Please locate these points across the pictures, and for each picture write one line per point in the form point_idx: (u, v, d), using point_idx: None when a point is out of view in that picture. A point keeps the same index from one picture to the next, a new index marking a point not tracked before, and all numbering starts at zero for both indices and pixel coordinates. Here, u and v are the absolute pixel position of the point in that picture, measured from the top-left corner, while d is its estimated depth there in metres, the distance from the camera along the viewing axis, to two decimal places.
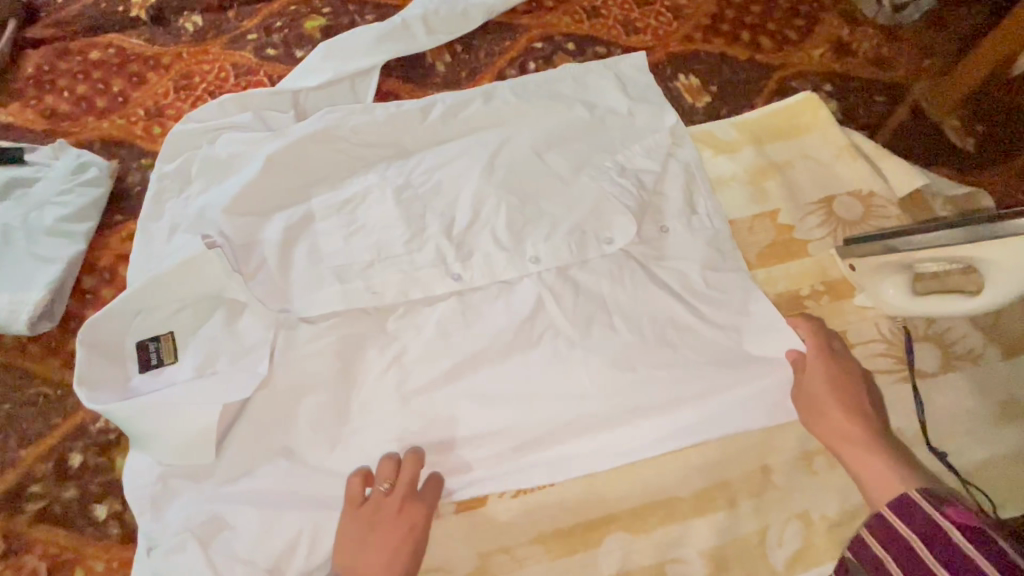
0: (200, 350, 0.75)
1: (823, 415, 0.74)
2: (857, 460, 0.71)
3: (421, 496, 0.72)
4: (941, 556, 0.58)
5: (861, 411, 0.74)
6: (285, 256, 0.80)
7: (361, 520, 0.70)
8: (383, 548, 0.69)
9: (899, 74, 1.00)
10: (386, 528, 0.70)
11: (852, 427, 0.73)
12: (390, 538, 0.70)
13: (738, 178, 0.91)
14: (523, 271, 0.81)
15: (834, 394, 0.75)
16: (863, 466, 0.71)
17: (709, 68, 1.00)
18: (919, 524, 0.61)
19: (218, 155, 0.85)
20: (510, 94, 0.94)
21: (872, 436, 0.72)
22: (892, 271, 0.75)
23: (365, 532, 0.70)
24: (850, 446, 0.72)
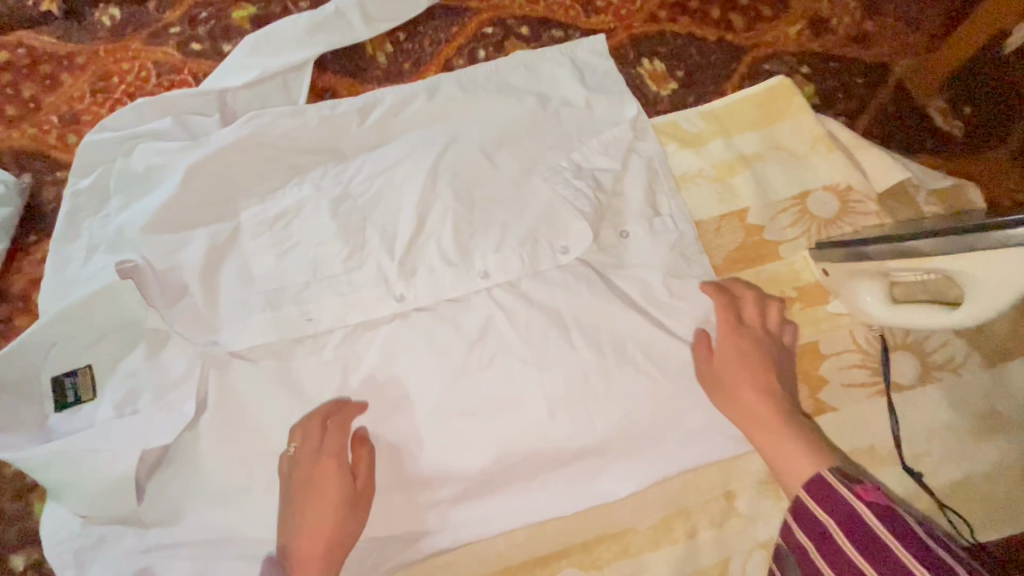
0: (121, 387, 0.69)
1: (732, 394, 0.69)
2: (769, 443, 0.66)
3: (325, 434, 0.67)
4: (861, 544, 0.53)
5: (772, 390, 0.69)
6: (210, 280, 0.74)
7: (287, 488, 0.66)
8: (325, 496, 0.65)
9: (881, 53, 0.92)
10: (314, 477, 0.66)
11: (762, 404, 0.68)
12: (323, 483, 0.66)
13: (704, 174, 0.84)
14: (470, 286, 0.75)
15: (745, 374, 0.69)
16: (775, 449, 0.66)
17: (674, 51, 0.91)
18: (839, 510, 0.56)
19: (136, 168, 0.78)
20: (457, 88, 0.87)
21: (784, 415, 0.67)
22: (868, 278, 0.69)
23: (296, 495, 0.66)
24: (761, 428, 0.67)
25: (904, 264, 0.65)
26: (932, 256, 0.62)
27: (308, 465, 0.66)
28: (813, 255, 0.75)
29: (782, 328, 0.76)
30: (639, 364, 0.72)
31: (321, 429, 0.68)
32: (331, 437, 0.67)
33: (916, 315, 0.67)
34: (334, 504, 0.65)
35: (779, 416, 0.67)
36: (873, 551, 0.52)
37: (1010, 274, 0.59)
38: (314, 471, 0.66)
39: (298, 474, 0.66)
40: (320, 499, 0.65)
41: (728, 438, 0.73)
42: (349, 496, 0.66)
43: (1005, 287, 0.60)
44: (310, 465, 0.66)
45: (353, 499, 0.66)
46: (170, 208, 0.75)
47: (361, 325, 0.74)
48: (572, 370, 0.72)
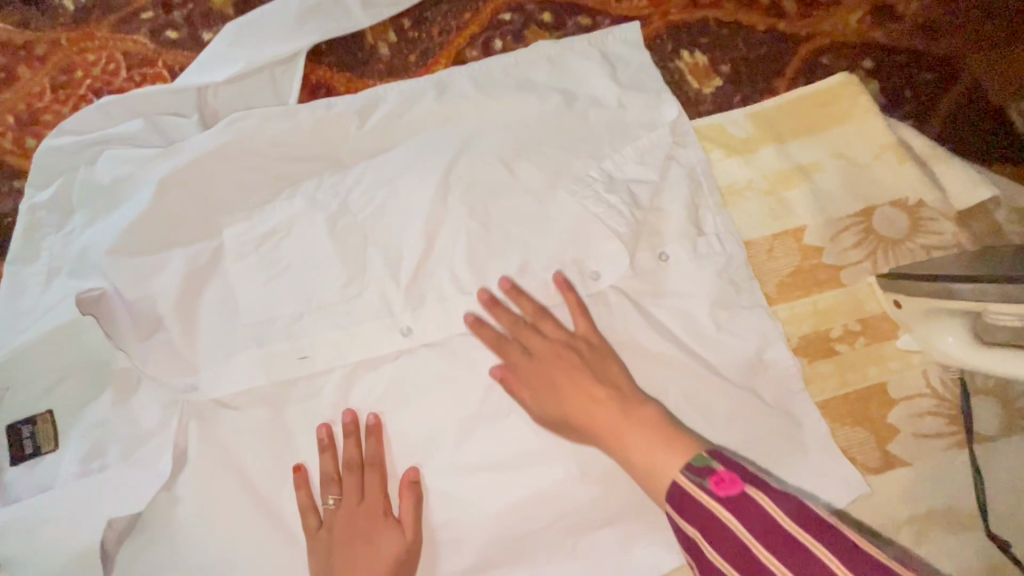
0: (85, 438, 0.60)
1: (553, 395, 0.59)
2: (619, 445, 0.53)
3: (369, 480, 0.60)
4: (734, 559, 0.40)
5: (576, 378, 0.59)
6: (189, 313, 0.65)
7: (326, 545, 0.58)
8: (373, 549, 0.57)
9: (954, 44, 0.80)
10: (359, 530, 0.58)
11: (588, 401, 0.57)
12: (368, 536, 0.58)
13: (754, 186, 0.73)
14: (488, 318, 0.66)
15: (556, 365, 0.60)
16: (627, 445, 0.52)
17: (719, 41, 0.80)
18: (698, 515, 0.42)
19: (101, 179, 0.68)
20: (470, 84, 0.75)
21: (612, 399, 0.56)
22: (951, 320, 0.61)
23: (338, 553, 0.57)
24: (600, 422, 0.55)
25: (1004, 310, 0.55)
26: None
27: (352, 516, 0.59)
28: (884, 283, 0.65)
29: (844, 367, 0.67)
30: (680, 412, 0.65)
31: (363, 475, 0.61)
32: (375, 483, 0.60)
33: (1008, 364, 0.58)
34: (384, 558, 0.57)
35: (612, 401, 0.56)
36: (743, 561, 0.40)
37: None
38: (360, 524, 0.58)
39: (340, 527, 0.58)
40: (367, 554, 0.57)
41: None
42: (400, 549, 0.58)
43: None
44: (354, 516, 0.59)
45: (403, 554, 0.58)
46: (139, 227, 0.65)
47: (363, 364, 0.65)
48: None
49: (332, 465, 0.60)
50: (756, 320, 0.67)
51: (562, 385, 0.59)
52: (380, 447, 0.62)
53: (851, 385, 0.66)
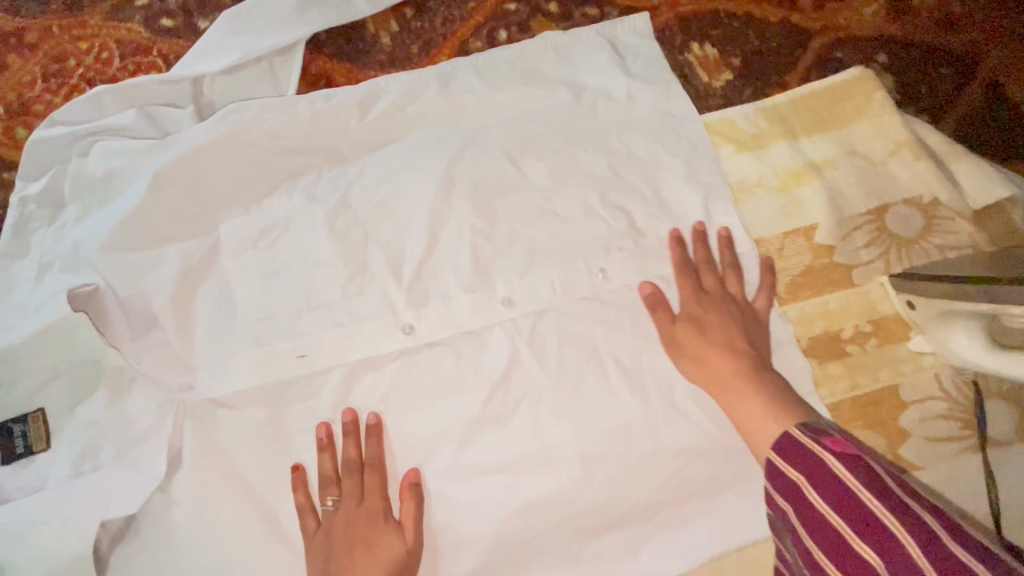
0: (78, 439, 0.58)
1: (700, 334, 0.61)
2: (737, 400, 0.57)
3: (369, 480, 0.59)
4: (831, 499, 0.44)
5: (736, 348, 0.60)
6: (185, 310, 0.63)
7: (324, 547, 0.57)
8: (373, 551, 0.56)
9: (971, 39, 0.78)
10: (360, 531, 0.57)
11: (722, 354, 0.60)
12: (369, 538, 0.57)
13: (765, 183, 0.71)
14: (492, 317, 0.64)
15: (709, 335, 0.61)
16: (739, 410, 0.56)
17: (730, 34, 0.78)
18: (804, 461, 0.47)
19: (94, 172, 0.66)
20: (475, 76, 0.73)
21: (754, 373, 0.58)
22: (968, 321, 0.59)
23: (338, 555, 0.56)
24: (725, 388, 0.58)
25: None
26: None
27: (352, 518, 0.58)
28: (899, 284, 0.64)
29: (855, 369, 0.65)
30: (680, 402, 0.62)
31: (364, 475, 0.60)
32: (376, 484, 0.59)
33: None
34: (384, 560, 0.56)
35: (749, 372, 0.58)
36: (846, 506, 0.43)
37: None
38: (360, 525, 0.57)
39: (340, 529, 0.57)
40: (368, 556, 0.56)
41: None
42: (400, 550, 0.57)
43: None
44: (354, 518, 0.58)
45: (403, 556, 0.57)
46: (133, 221, 0.63)
47: (364, 363, 0.63)
48: (610, 420, 0.61)
49: (332, 465, 0.59)
50: (767, 324, 0.65)
51: (713, 329, 0.61)
52: (381, 448, 0.60)
53: (863, 387, 0.65)
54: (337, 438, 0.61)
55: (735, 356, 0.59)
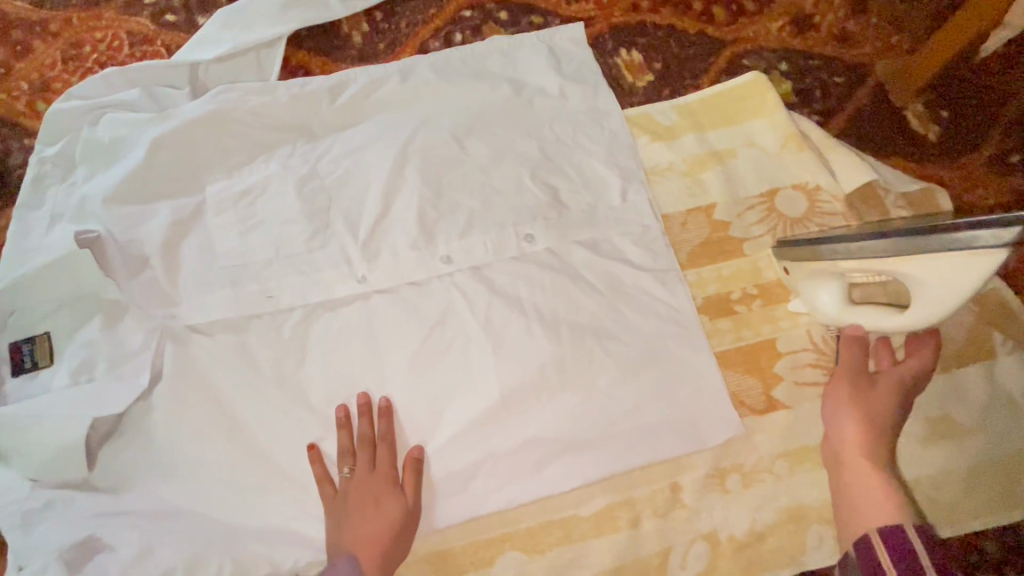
0: (77, 355, 0.69)
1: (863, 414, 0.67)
2: (870, 480, 0.62)
3: (381, 453, 0.69)
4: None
5: (882, 434, 0.65)
6: (172, 255, 0.75)
7: (340, 508, 0.67)
8: (382, 511, 0.67)
9: (861, 54, 0.91)
10: (371, 495, 0.67)
11: (873, 436, 0.65)
12: (379, 501, 0.67)
13: (674, 168, 0.83)
14: (433, 271, 0.76)
15: (863, 414, 0.66)
16: (860, 486, 0.61)
17: (654, 42, 0.91)
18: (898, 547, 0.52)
19: (101, 138, 0.78)
20: (431, 71, 0.86)
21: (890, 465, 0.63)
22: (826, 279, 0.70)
23: (353, 513, 0.66)
24: (860, 464, 0.63)
25: (857, 264, 0.65)
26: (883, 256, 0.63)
27: (364, 483, 0.68)
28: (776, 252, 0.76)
29: (741, 325, 0.76)
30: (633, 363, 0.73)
31: (374, 448, 0.69)
32: (388, 458, 0.69)
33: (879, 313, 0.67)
34: (389, 520, 0.66)
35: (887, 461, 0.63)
36: None
37: (960, 278, 0.59)
38: (372, 489, 0.67)
39: (354, 492, 0.67)
40: (376, 516, 0.66)
41: (680, 428, 0.71)
42: (402, 514, 0.67)
43: (954, 290, 0.61)
44: (367, 484, 0.68)
45: (405, 519, 0.67)
46: (132, 180, 0.75)
47: (320, 306, 0.74)
48: (527, 357, 0.72)
49: (348, 439, 0.69)
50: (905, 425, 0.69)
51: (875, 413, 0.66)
52: (393, 432, 0.70)
53: (746, 340, 0.76)
54: (353, 416, 0.71)
55: (879, 442, 0.65)
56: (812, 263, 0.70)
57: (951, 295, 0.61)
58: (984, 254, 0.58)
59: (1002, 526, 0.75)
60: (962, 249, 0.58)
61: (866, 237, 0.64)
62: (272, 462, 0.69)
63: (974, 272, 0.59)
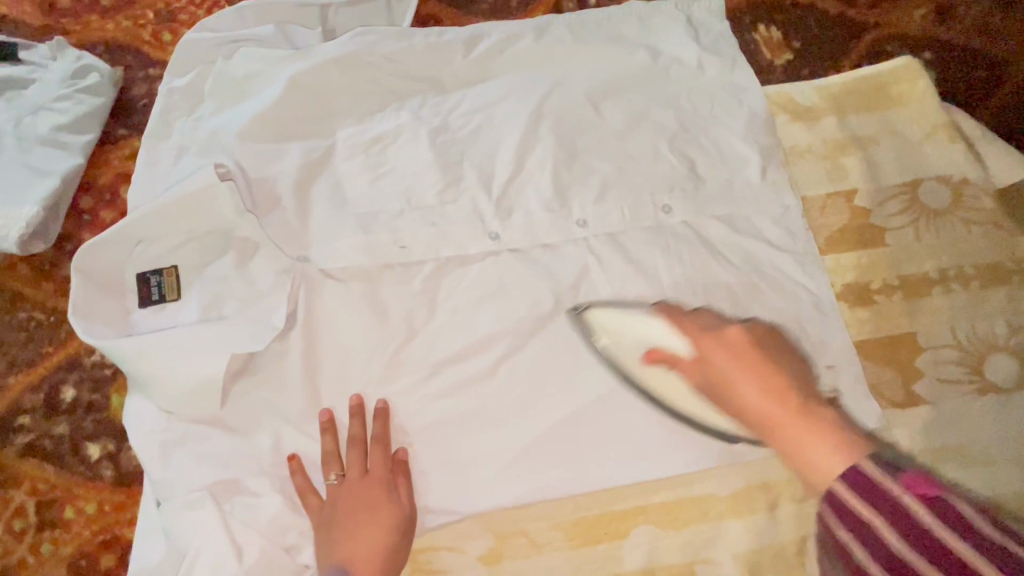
0: (208, 290, 0.68)
1: (727, 400, 0.53)
2: (807, 447, 0.45)
3: (373, 456, 0.65)
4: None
5: (756, 372, 0.51)
6: (303, 197, 0.72)
7: (329, 515, 0.62)
8: (375, 519, 0.62)
9: (1008, 48, 0.88)
10: (361, 501, 0.63)
11: (754, 381, 0.51)
12: (371, 508, 0.62)
13: (813, 150, 0.80)
14: (567, 234, 0.74)
15: (742, 373, 0.52)
16: (796, 448, 0.46)
17: (793, 20, 0.88)
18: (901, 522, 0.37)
19: (234, 73, 0.76)
20: (567, 32, 0.83)
21: (778, 395, 0.49)
22: None
23: (343, 522, 0.62)
24: (785, 430, 0.47)
25: None
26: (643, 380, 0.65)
27: (356, 489, 0.63)
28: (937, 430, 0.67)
29: (881, 316, 0.74)
30: None
31: (367, 450, 0.65)
32: (378, 464, 0.64)
33: (673, 365, 0.60)
34: (387, 527, 0.62)
35: (783, 400, 0.49)
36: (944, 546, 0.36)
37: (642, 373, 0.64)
38: (359, 496, 0.63)
39: (345, 499, 0.63)
40: (371, 525, 0.62)
41: None
42: (399, 522, 0.63)
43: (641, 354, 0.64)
44: (353, 490, 0.63)
45: (405, 525, 0.63)
46: (267, 119, 0.74)
47: (453, 261, 0.72)
48: None
49: (334, 444, 0.64)
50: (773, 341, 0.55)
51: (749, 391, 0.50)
52: (382, 441, 0.65)
53: (886, 331, 0.73)
54: (340, 421, 0.66)
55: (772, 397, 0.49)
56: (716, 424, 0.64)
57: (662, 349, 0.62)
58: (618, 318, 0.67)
59: None
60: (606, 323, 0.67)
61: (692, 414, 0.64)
62: (403, 415, 0.67)
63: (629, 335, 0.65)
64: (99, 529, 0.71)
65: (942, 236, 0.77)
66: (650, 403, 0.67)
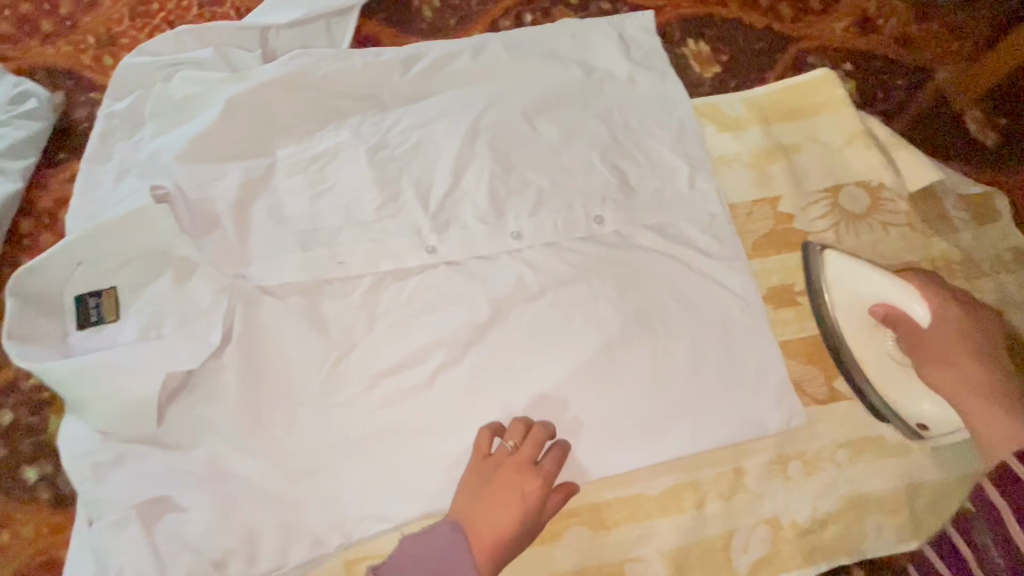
0: (146, 310, 0.69)
1: (927, 350, 0.68)
2: (978, 415, 0.64)
3: (552, 456, 0.67)
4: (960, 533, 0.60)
5: (987, 365, 0.66)
6: (241, 216, 0.74)
7: (483, 475, 0.66)
8: (510, 509, 0.64)
9: (923, 57, 0.92)
10: (512, 482, 0.65)
11: (980, 370, 0.65)
12: (516, 491, 0.64)
13: (741, 158, 0.84)
14: (503, 246, 0.76)
15: (962, 346, 0.66)
16: (992, 426, 0.62)
17: (721, 35, 0.92)
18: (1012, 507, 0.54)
19: (172, 95, 0.77)
20: (502, 49, 0.86)
21: (998, 389, 0.64)
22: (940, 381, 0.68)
23: (490, 489, 0.65)
24: (981, 406, 0.64)
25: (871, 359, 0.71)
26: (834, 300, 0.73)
27: (518, 474, 0.65)
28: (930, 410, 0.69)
29: (804, 316, 0.77)
30: (698, 351, 0.73)
31: (549, 451, 0.67)
32: (551, 462, 0.67)
33: (890, 309, 0.69)
34: (512, 526, 0.64)
35: (1002, 392, 0.64)
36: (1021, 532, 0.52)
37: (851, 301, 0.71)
38: (516, 476, 0.65)
39: (502, 478, 0.65)
40: (500, 513, 0.64)
41: (744, 416, 0.72)
42: (522, 527, 0.65)
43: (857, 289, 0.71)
44: (519, 470, 0.65)
45: (529, 528, 0.65)
46: (204, 140, 0.75)
47: (391, 275, 0.74)
48: (597, 340, 0.72)
49: (520, 428, 0.67)
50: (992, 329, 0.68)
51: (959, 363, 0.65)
52: (567, 445, 0.68)
53: (809, 331, 0.77)
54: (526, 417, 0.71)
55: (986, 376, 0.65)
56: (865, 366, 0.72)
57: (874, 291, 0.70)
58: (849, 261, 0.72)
59: None
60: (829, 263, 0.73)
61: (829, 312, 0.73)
62: (338, 428, 0.67)
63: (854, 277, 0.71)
64: (38, 551, 0.72)
65: (861, 239, 0.80)
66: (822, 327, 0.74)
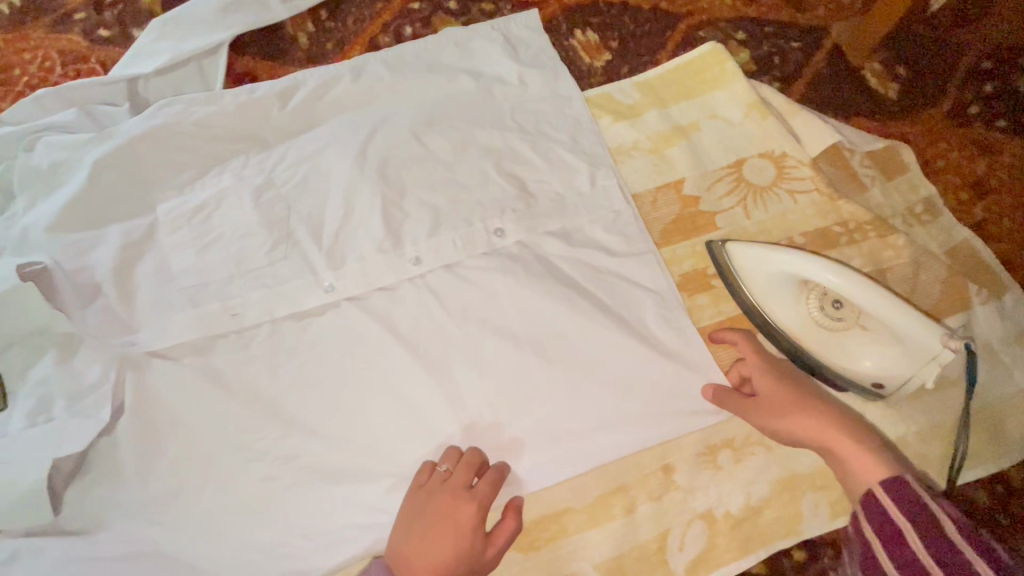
0: (32, 394, 0.65)
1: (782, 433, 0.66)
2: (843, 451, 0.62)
3: (485, 480, 0.66)
4: (891, 545, 0.51)
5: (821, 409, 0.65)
6: (125, 282, 0.71)
7: (418, 505, 0.65)
8: (447, 543, 0.63)
9: (815, 16, 0.91)
10: (446, 510, 0.64)
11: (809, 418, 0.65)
12: (452, 519, 0.64)
13: (639, 146, 0.82)
14: (401, 273, 0.72)
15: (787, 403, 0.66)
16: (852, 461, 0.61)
17: (608, 21, 0.90)
18: (910, 509, 0.52)
19: (38, 163, 0.73)
20: (384, 67, 0.83)
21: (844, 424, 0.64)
22: (864, 342, 0.68)
23: (426, 520, 0.64)
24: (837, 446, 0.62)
25: (797, 331, 0.71)
26: (748, 284, 0.72)
27: (454, 502, 0.64)
28: (862, 376, 0.69)
29: (719, 299, 0.77)
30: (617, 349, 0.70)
31: (482, 477, 0.66)
32: (486, 485, 0.66)
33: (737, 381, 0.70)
34: (450, 558, 0.63)
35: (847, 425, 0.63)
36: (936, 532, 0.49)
37: (765, 284, 0.70)
38: (448, 504, 0.64)
39: (436, 509, 0.64)
40: (437, 546, 0.63)
41: (670, 413, 0.70)
42: (461, 557, 0.63)
43: (766, 275, 0.70)
44: (451, 498, 0.64)
45: (469, 559, 0.64)
46: (74, 207, 0.71)
47: (289, 319, 0.71)
48: (509, 358, 0.69)
49: (451, 458, 0.66)
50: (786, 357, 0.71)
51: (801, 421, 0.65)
52: (504, 468, 0.67)
53: (726, 314, 0.76)
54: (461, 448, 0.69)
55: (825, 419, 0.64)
56: (796, 338, 0.71)
57: (778, 275, 0.69)
58: (752, 249, 0.70)
59: (991, 478, 0.75)
60: (735, 253, 0.71)
61: (742, 297, 0.74)
62: (250, 487, 0.66)
63: (762, 264, 0.69)
64: None
65: (771, 212, 0.79)
66: (745, 312, 0.75)
